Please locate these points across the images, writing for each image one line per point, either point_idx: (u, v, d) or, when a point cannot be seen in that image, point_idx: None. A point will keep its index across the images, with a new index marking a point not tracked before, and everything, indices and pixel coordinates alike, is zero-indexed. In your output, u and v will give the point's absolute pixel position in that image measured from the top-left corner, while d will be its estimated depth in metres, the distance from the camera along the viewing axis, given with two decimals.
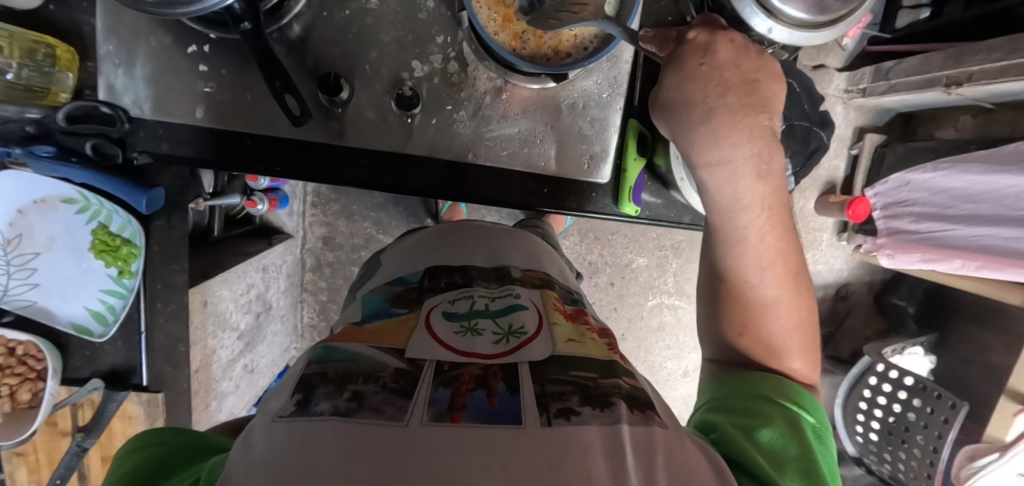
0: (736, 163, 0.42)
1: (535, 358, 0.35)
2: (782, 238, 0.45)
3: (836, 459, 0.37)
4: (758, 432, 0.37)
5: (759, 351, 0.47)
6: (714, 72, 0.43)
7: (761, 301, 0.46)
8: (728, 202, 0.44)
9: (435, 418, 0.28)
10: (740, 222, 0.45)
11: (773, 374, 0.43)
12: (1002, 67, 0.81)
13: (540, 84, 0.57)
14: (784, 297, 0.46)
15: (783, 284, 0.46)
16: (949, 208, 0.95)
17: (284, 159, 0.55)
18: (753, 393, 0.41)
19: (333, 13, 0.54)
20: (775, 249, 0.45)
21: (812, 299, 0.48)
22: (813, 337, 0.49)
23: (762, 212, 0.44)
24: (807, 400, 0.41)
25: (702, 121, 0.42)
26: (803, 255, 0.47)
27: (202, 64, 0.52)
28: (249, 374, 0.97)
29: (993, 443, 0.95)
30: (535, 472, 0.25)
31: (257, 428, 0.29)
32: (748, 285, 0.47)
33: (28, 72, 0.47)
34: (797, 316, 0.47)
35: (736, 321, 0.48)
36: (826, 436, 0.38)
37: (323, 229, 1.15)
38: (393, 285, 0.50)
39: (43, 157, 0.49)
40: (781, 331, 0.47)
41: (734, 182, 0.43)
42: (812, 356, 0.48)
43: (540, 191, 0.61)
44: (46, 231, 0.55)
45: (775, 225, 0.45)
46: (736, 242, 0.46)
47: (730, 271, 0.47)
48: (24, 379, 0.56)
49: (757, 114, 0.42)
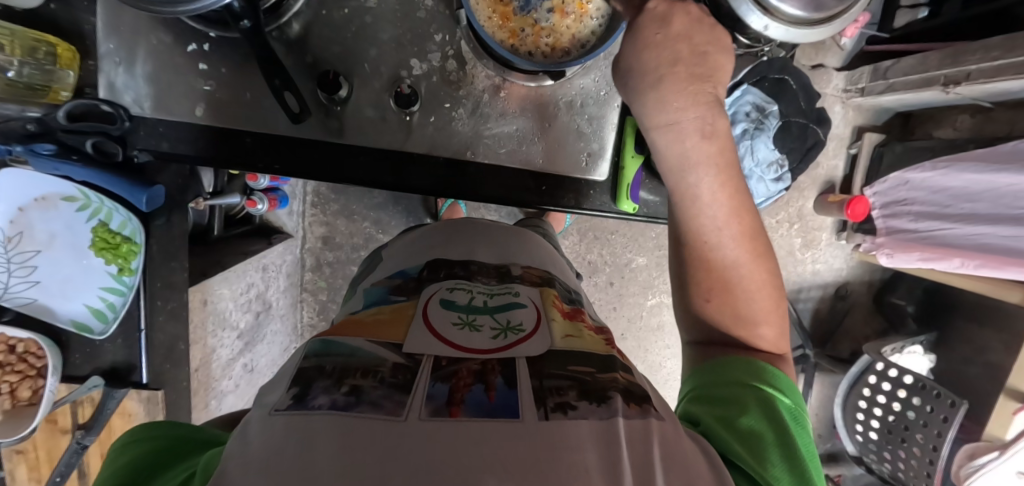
0: (681, 125, 0.44)
1: (533, 353, 0.36)
2: (736, 196, 0.46)
3: (814, 440, 0.37)
4: (738, 422, 0.36)
5: (726, 319, 0.47)
6: (669, 41, 0.43)
7: (722, 264, 0.46)
8: (678, 163, 0.45)
9: (433, 413, 0.28)
10: (692, 182, 0.45)
11: (747, 361, 0.43)
12: (999, 66, 0.81)
13: (537, 81, 0.58)
14: (744, 258, 0.46)
15: (743, 245, 0.46)
16: (948, 207, 0.95)
17: (283, 158, 0.55)
18: (729, 380, 0.41)
19: (332, 12, 0.54)
20: (730, 208, 0.45)
21: (775, 264, 0.48)
22: (780, 304, 0.48)
23: (713, 170, 0.45)
24: (781, 382, 0.41)
25: (652, 86, 0.44)
26: (760, 218, 0.47)
27: (202, 63, 0.53)
28: (248, 373, 0.97)
29: (992, 442, 0.95)
30: (533, 466, 0.25)
31: (254, 421, 0.29)
32: (708, 246, 0.46)
33: (30, 71, 0.48)
34: (761, 278, 0.46)
35: (699, 287, 0.47)
36: (803, 418, 0.38)
37: (323, 229, 1.15)
38: (392, 279, 0.51)
39: (44, 155, 0.49)
40: (746, 295, 0.46)
41: (681, 144, 0.44)
42: (779, 324, 0.47)
43: (538, 189, 0.61)
44: (46, 229, 0.55)
45: (726, 184, 0.45)
46: (691, 203, 0.46)
47: (690, 234, 0.47)
48: (24, 376, 0.56)
49: (703, 83, 0.44)
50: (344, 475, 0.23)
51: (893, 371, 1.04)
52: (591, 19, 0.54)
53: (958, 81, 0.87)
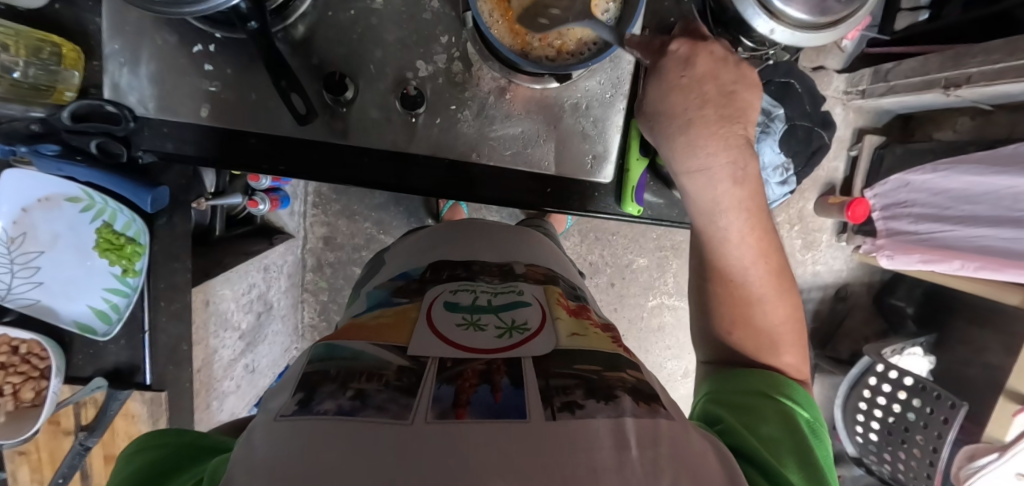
0: (712, 169, 0.45)
1: (538, 353, 0.36)
2: (761, 234, 0.47)
3: (831, 456, 0.37)
4: (758, 428, 0.37)
5: (751, 354, 0.46)
6: (694, 84, 0.46)
7: (748, 300, 0.47)
8: (708, 207, 0.46)
9: (439, 415, 0.28)
10: (721, 224, 0.46)
11: (764, 372, 0.44)
12: (999, 69, 0.81)
13: (543, 83, 0.58)
14: (770, 294, 0.47)
15: (768, 281, 0.47)
16: (948, 209, 0.95)
17: (289, 159, 0.55)
18: (749, 389, 0.41)
19: (337, 13, 0.54)
20: (756, 247, 0.46)
21: (799, 300, 0.48)
22: (803, 339, 0.48)
23: (741, 212, 0.46)
24: (801, 397, 0.41)
25: (682, 131, 0.46)
26: (786, 256, 0.48)
27: (207, 63, 0.52)
28: (249, 374, 0.96)
29: (992, 443, 0.95)
30: (543, 466, 0.25)
31: (259, 426, 0.29)
32: (734, 283, 0.47)
33: (35, 71, 0.48)
34: (785, 311, 0.47)
35: (725, 323, 0.48)
36: (821, 431, 0.39)
37: (323, 229, 1.15)
38: (396, 281, 0.51)
39: (48, 155, 0.49)
40: (771, 332, 0.46)
41: (713, 188, 0.45)
42: (804, 360, 0.48)
43: (543, 191, 0.61)
44: (49, 230, 0.55)
45: (754, 225, 0.46)
46: (719, 243, 0.47)
47: (716, 270, 0.48)
48: (28, 378, 0.56)
49: (733, 126, 0.46)
50: (353, 477, 0.23)
51: (894, 373, 1.05)
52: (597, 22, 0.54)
53: (959, 84, 0.87)
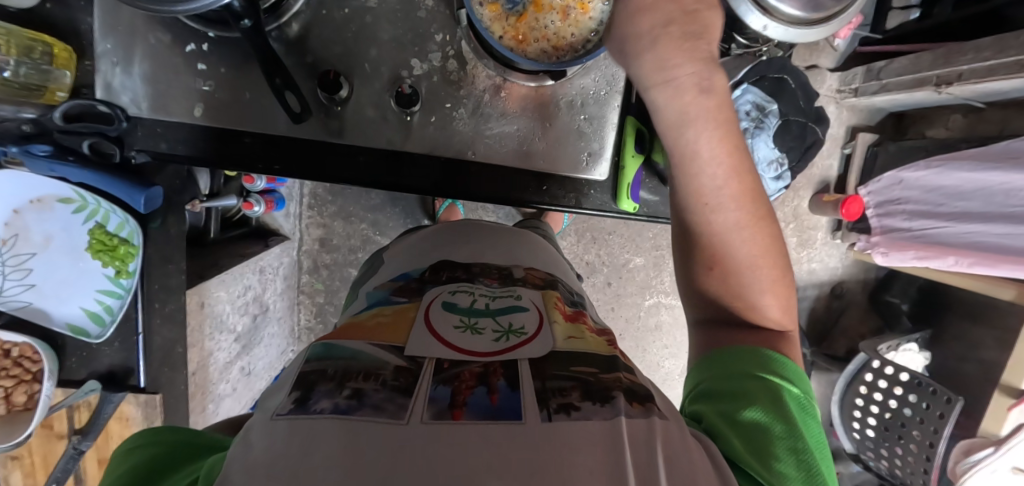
0: (679, 82, 0.39)
1: (534, 354, 0.36)
2: (738, 153, 0.43)
3: (824, 432, 0.37)
4: (745, 417, 0.36)
5: (729, 288, 0.46)
6: (661, 0, 0.38)
7: (721, 225, 0.44)
8: (676, 119, 0.41)
9: (436, 416, 0.28)
10: (691, 138, 0.42)
11: (751, 351, 0.42)
12: (991, 66, 0.82)
13: (538, 81, 0.58)
14: (747, 223, 0.44)
15: (745, 206, 0.44)
16: (940, 206, 0.96)
17: (283, 158, 0.55)
18: (736, 373, 0.41)
19: (332, 12, 0.54)
20: (729, 163, 0.42)
21: (777, 227, 0.46)
22: (781, 268, 0.46)
23: (711, 124, 0.41)
24: (787, 371, 0.41)
25: (647, 47, 0.39)
26: (761, 178, 0.44)
27: (200, 62, 0.52)
28: (246, 377, 0.96)
29: (988, 438, 0.96)
30: (536, 468, 0.25)
31: (256, 426, 0.28)
32: (709, 209, 0.44)
33: (27, 70, 0.47)
34: (759, 238, 0.44)
35: (703, 254, 0.47)
36: (810, 407, 0.38)
37: (320, 230, 1.14)
38: (395, 282, 0.50)
39: (40, 156, 0.48)
40: (748, 264, 0.45)
41: (680, 99, 0.40)
42: (783, 298, 0.46)
43: (538, 188, 0.61)
44: (42, 231, 0.55)
45: (725, 135, 0.41)
46: (690, 160, 0.43)
47: (689, 196, 0.45)
48: (20, 381, 0.56)
49: (701, 40, 0.39)
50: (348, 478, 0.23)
51: (890, 369, 1.05)
52: (592, 19, 0.53)
53: (950, 82, 0.88)
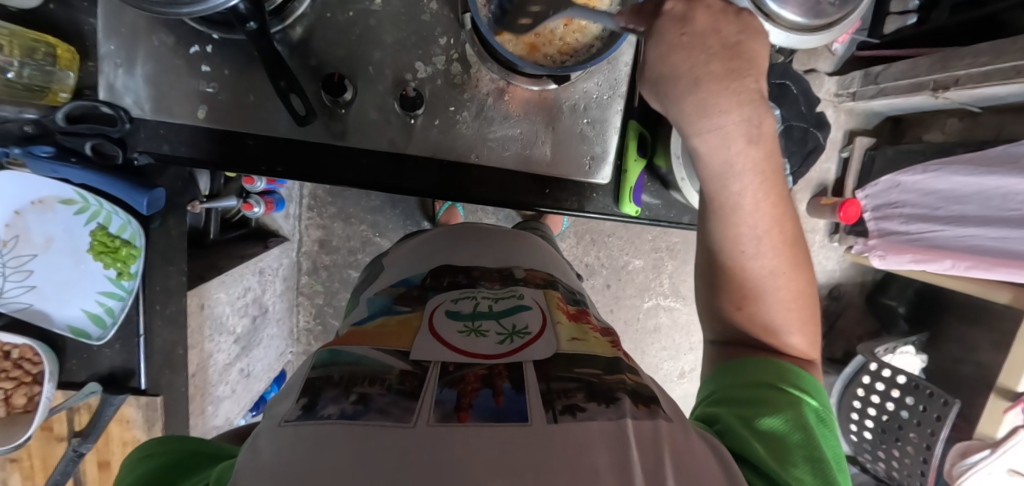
0: (727, 130, 0.39)
1: (538, 357, 0.36)
2: (776, 199, 0.44)
3: (840, 443, 0.38)
4: (760, 421, 0.37)
5: (757, 326, 0.46)
6: (698, 39, 0.38)
7: (757, 273, 0.45)
8: (720, 169, 0.42)
9: (442, 418, 0.28)
10: (734, 190, 0.42)
11: (767, 362, 0.43)
12: (987, 71, 0.83)
13: (540, 85, 0.58)
14: (781, 267, 0.45)
15: (782, 251, 0.45)
16: (937, 210, 0.97)
17: (286, 159, 0.55)
18: (754, 382, 0.41)
19: (336, 14, 0.54)
20: (771, 215, 0.43)
21: (811, 272, 0.47)
22: (812, 312, 0.47)
23: (755, 174, 0.41)
24: (806, 383, 0.41)
25: (690, 90, 0.39)
26: (799, 224, 0.46)
27: (204, 64, 0.52)
28: (245, 378, 0.95)
29: (984, 440, 0.97)
30: (542, 467, 0.25)
31: (263, 432, 0.28)
32: (746, 257, 0.45)
33: (30, 71, 0.47)
34: (795, 286, 0.46)
35: (733, 296, 0.46)
36: (827, 419, 0.39)
37: (319, 232, 1.14)
38: (396, 288, 0.50)
39: (42, 157, 0.49)
40: (780, 306, 0.45)
41: (727, 148, 0.40)
42: (812, 338, 0.47)
43: (541, 191, 0.61)
44: (43, 232, 0.54)
45: (768, 189, 0.42)
46: (731, 210, 0.43)
47: (727, 245, 0.45)
48: (20, 383, 0.56)
49: (743, 79, 0.39)
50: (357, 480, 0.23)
51: (887, 371, 1.05)
52: (597, 23, 0.54)
53: (947, 87, 0.88)
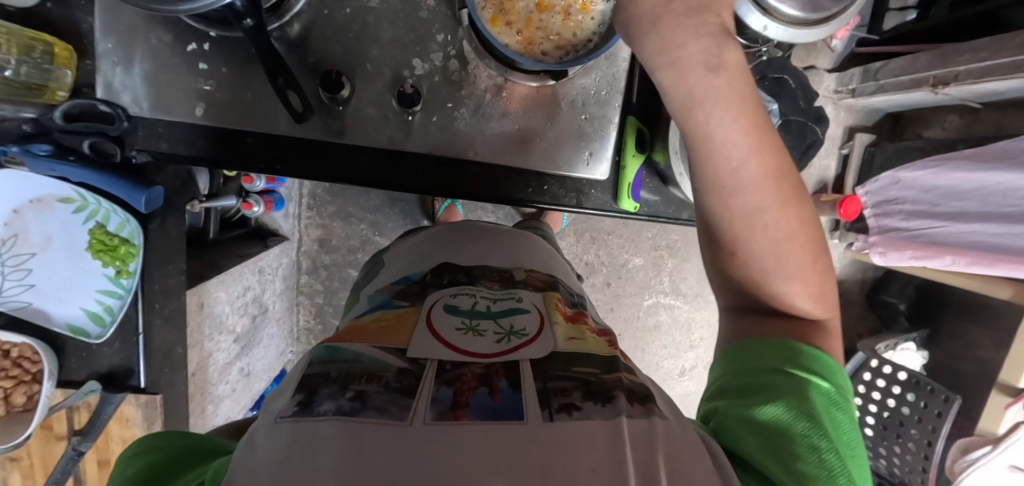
0: (684, 64, 0.37)
1: (535, 356, 0.36)
2: (759, 129, 0.39)
3: (853, 425, 0.37)
4: (762, 412, 0.36)
5: (751, 274, 0.43)
6: None
7: (746, 213, 0.40)
8: (683, 101, 0.38)
9: (438, 416, 0.28)
10: (700, 119, 0.38)
11: (775, 343, 0.41)
12: (988, 66, 0.82)
13: (541, 81, 0.57)
14: (772, 204, 0.40)
15: (772, 186, 0.39)
16: (938, 205, 0.96)
17: (284, 158, 0.55)
18: (760, 366, 0.40)
19: (334, 11, 0.54)
20: (751, 143, 0.38)
21: (809, 211, 0.42)
22: (814, 256, 0.42)
23: (723, 101, 0.37)
24: (819, 363, 0.40)
25: (649, 30, 0.38)
26: (788, 155, 0.41)
27: (201, 62, 0.52)
28: (245, 378, 0.95)
29: (985, 436, 0.97)
30: (537, 467, 0.25)
31: (260, 429, 0.28)
32: (728, 194, 0.40)
33: (28, 69, 0.47)
34: (789, 225, 0.41)
35: (724, 241, 0.43)
36: (841, 402, 0.38)
37: (319, 231, 1.14)
38: (396, 285, 0.50)
39: (41, 155, 0.48)
40: (772, 250, 0.41)
41: (685, 79, 0.37)
42: (813, 285, 0.43)
43: (539, 188, 0.61)
44: (42, 231, 0.55)
45: (744, 112, 0.38)
46: (703, 143, 0.39)
47: (708, 182, 0.41)
48: (19, 382, 0.56)
49: (706, 14, 0.37)
50: (352, 479, 0.23)
51: (888, 368, 1.06)
52: (593, 19, 0.53)
53: (947, 82, 0.88)
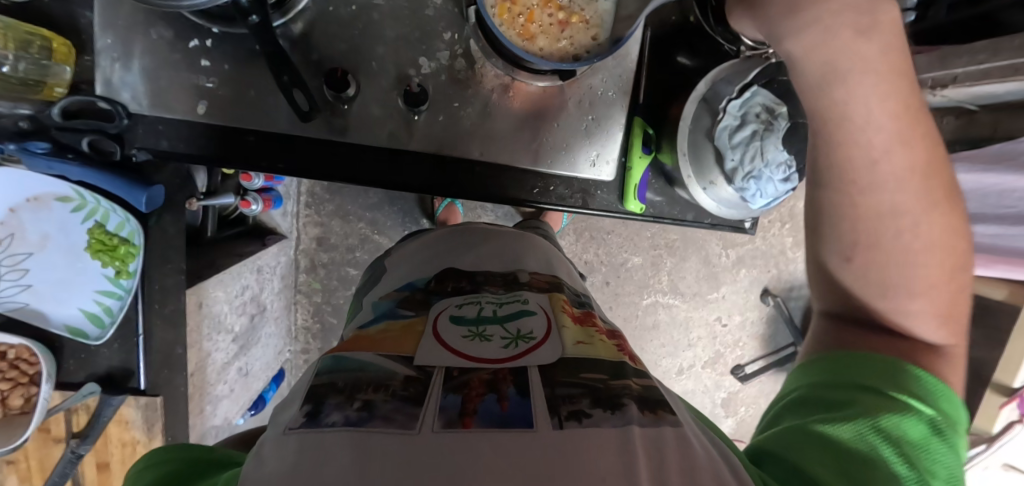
0: (830, 21, 0.32)
1: (545, 362, 0.35)
2: (911, 117, 0.34)
3: (954, 463, 0.33)
4: (839, 425, 0.33)
5: (867, 284, 0.40)
6: None
7: (881, 217, 0.36)
8: (820, 74, 0.34)
9: (447, 425, 0.27)
10: (839, 97, 0.34)
11: (884, 362, 0.38)
12: (986, 69, 0.76)
13: (548, 82, 0.56)
14: (916, 209, 0.36)
15: (916, 185, 0.35)
16: None
17: (286, 157, 0.54)
18: (852, 381, 0.37)
19: (338, 8, 0.53)
20: (899, 135, 0.34)
21: (962, 220, 0.37)
22: (954, 273, 0.38)
23: (873, 75, 0.32)
24: (924, 390, 0.36)
25: None
26: (942, 149, 0.35)
27: (203, 59, 0.51)
28: (243, 378, 0.95)
29: (980, 435, 0.97)
30: (548, 477, 0.24)
31: (269, 441, 0.28)
32: (858, 190, 0.36)
33: (26, 65, 0.46)
34: (934, 234, 0.37)
35: (839, 243, 0.39)
36: (948, 435, 0.34)
37: (317, 229, 1.13)
38: (400, 292, 0.50)
39: (38, 153, 0.47)
40: (905, 263, 0.37)
41: (828, 45, 0.32)
42: (945, 305, 0.39)
43: (544, 189, 0.61)
44: (38, 230, 0.53)
45: (895, 95, 0.33)
46: (837, 125, 0.35)
47: (834, 173, 0.37)
48: (17, 384, 0.55)
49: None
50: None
51: None
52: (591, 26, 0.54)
53: (945, 84, 0.82)
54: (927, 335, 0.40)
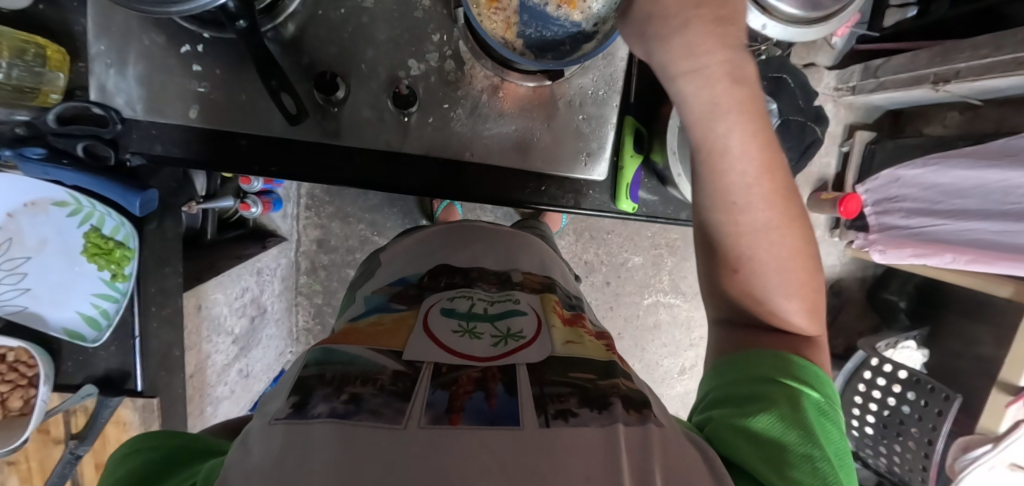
0: (710, 72, 0.37)
1: (533, 360, 0.35)
2: (768, 150, 0.42)
3: (843, 433, 0.38)
4: (754, 419, 0.37)
5: (751, 292, 0.46)
6: None
7: (749, 233, 0.44)
8: (705, 112, 0.40)
9: (433, 420, 0.27)
10: (719, 132, 0.41)
11: (774, 355, 0.42)
12: (988, 64, 0.74)
13: (537, 82, 0.57)
14: (776, 223, 0.44)
15: (776, 205, 0.43)
16: (937, 203, 0.90)
17: (281, 160, 0.55)
18: (753, 377, 0.41)
19: (327, 12, 0.54)
20: (761, 162, 0.42)
21: (810, 234, 0.45)
22: (811, 276, 0.46)
23: (740, 118, 0.40)
24: (809, 374, 0.41)
25: (673, 34, 0.36)
26: (792, 177, 0.44)
27: (195, 64, 0.52)
28: (243, 379, 0.95)
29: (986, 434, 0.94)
30: (534, 478, 0.24)
31: (255, 430, 0.28)
32: (737, 210, 0.44)
33: (19, 72, 0.46)
34: (790, 244, 0.44)
35: (724, 258, 0.46)
36: (832, 411, 0.39)
37: (317, 231, 1.13)
38: (392, 287, 0.50)
39: (34, 159, 0.48)
40: (773, 269, 0.44)
41: (710, 90, 0.38)
42: (807, 305, 0.46)
43: (538, 189, 0.61)
44: (36, 234, 0.54)
45: (757, 134, 0.41)
46: (720, 155, 0.42)
47: (716, 196, 0.44)
48: (17, 386, 0.56)
49: (732, 23, 0.36)
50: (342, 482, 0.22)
51: (888, 367, 1.03)
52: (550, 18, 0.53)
53: (948, 80, 0.80)
54: (799, 327, 0.46)
